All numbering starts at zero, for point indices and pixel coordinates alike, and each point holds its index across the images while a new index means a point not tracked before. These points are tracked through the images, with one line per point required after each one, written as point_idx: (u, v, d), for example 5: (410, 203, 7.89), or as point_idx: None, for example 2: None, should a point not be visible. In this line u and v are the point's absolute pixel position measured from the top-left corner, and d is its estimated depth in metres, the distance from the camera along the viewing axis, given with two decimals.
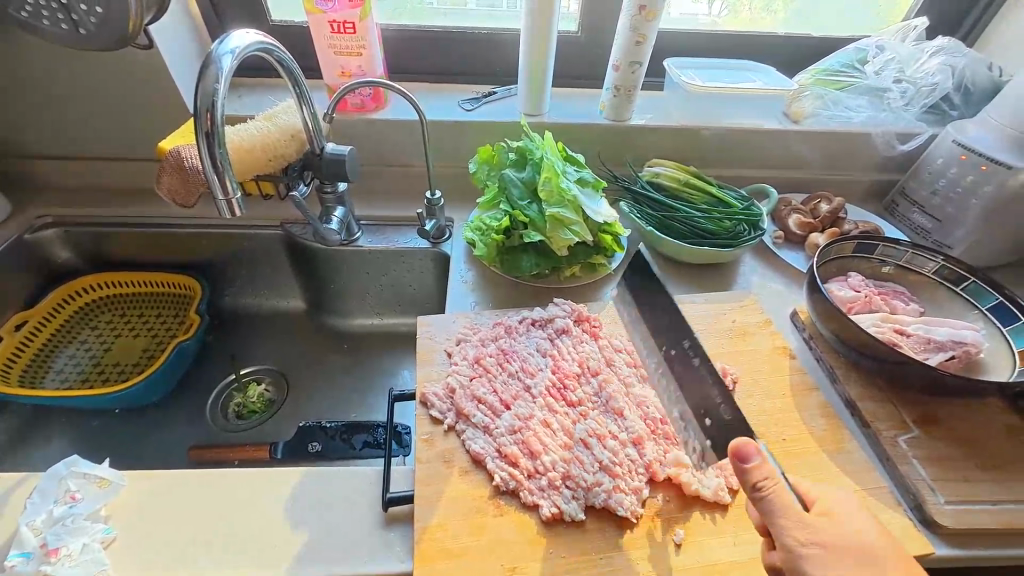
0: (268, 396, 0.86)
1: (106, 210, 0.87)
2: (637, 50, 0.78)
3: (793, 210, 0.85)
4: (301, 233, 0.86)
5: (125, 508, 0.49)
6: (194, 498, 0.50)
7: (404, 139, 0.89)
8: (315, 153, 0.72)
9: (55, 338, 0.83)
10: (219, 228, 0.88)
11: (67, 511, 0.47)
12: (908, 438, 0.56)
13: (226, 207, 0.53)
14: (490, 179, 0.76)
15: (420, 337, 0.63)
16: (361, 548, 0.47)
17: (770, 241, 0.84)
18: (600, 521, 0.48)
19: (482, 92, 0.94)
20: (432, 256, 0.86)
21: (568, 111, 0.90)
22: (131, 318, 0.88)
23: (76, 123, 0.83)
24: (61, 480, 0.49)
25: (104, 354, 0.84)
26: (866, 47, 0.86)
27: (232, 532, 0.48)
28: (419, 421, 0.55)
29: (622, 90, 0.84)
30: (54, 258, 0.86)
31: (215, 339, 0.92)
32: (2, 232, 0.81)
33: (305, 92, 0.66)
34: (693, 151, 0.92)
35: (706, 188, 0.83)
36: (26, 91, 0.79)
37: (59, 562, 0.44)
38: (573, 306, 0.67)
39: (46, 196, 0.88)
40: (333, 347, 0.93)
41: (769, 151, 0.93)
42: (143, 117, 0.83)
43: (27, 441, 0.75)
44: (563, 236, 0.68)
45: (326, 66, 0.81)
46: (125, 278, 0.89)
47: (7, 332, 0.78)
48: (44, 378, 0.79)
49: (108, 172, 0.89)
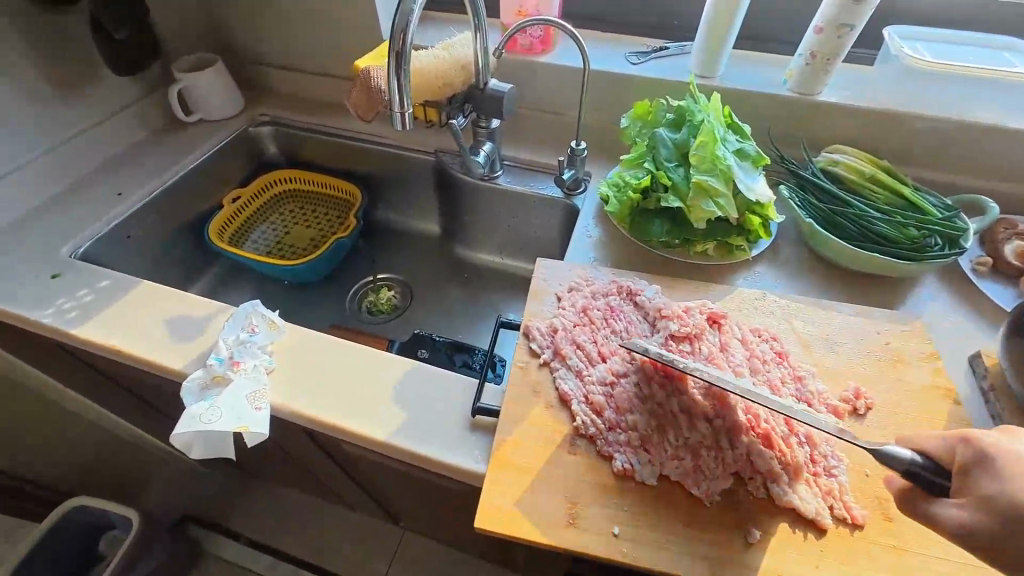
0: (394, 301, 0.98)
1: (305, 116, 1.04)
2: (853, 10, 0.67)
3: (1015, 235, 0.68)
4: (451, 163, 0.94)
5: (286, 349, 0.61)
6: (329, 360, 0.60)
7: (563, 87, 0.90)
8: (479, 87, 0.77)
9: (255, 215, 1.03)
10: (385, 147, 0.99)
11: (249, 337, 0.60)
12: None
13: (399, 119, 0.59)
14: (640, 136, 0.72)
15: (535, 277, 0.66)
16: (447, 439, 0.53)
17: (968, 266, 0.68)
18: (671, 492, 0.47)
19: (652, 45, 0.89)
20: (562, 207, 0.87)
21: (746, 76, 0.81)
22: (308, 212, 1.06)
23: (297, 39, 0.99)
24: (246, 314, 0.61)
25: (284, 235, 1.03)
26: None
27: (351, 395, 0.57)
28: (518, 349, 0.58)
29: (818, 58, 0.73)
30: (264, 151, 1.06)
31: (364, 244, 1.07)
32: (234, 123, 1.02)
33: (482, 24, 0.70)
34: (892, 142, 0.77)
35: (896, 186, 0.70)
36: (270, 8, 0.96)
37: (239, 372, 0.57)
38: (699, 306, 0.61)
39: (266, 99, 1.07)
40: (454, 274, 1.02)
41: (1002, 158, 0.74)
42: (347, 39, 0.96)
43: (226, 287, 0.98)
44: (705, 207, 0.63)
45: (504, 5, 0.84)
46: (309, 178, 1.06)
47: (227, 202, 0.99)
48: (244, 243, 1.00)
49: (312, 85, 1.05)
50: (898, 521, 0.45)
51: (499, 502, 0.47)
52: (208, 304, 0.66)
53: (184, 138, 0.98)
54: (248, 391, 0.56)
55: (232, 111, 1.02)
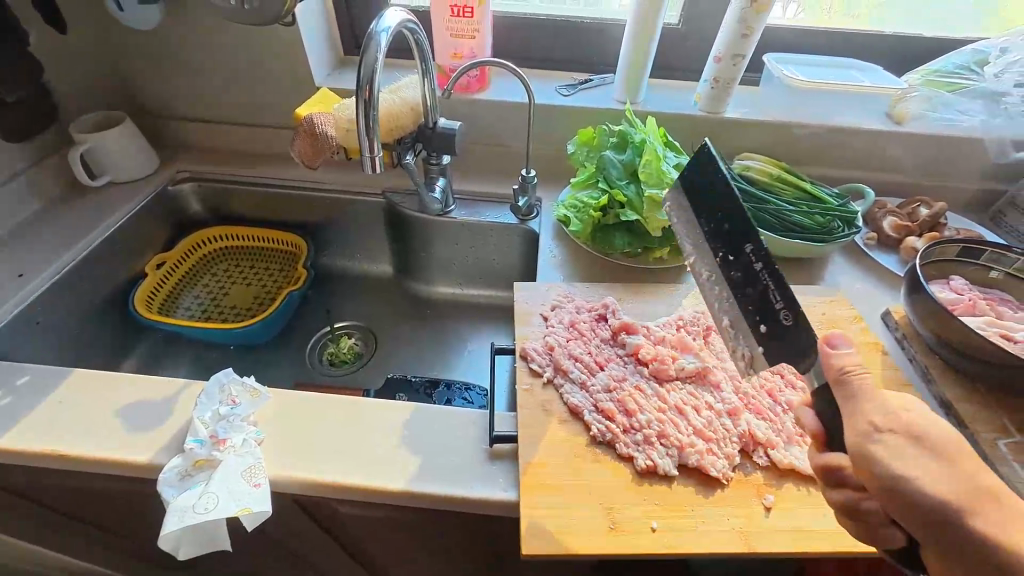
0: (357, 349, 0.94)
1: (233, 169, 0.98)
2: (742, 43, 0.79)
3: (888, 212, 0.84)
4: (401, 201, 0.93)
5: (270, 417, 0.56)
6: (322, 419, 0.57)
7: (501, 120, 0.95)
8: (428, 126, 0.79)
9: (184, 280, 0.94)
10: (327, 193, 0.96)
11: (230, 411, 0.54)
12: (1008, 441, 0.56)
13: (369, 163, 0.59)
14: (588, 160, 0.79)
15: (518, 301, 0.68)
16: (470, 475, 0.52)
17: (861, 241, 0.83)
18: (692, 479, 0.51)
19: (578, 79, 0.98)
20: (519, 232, 0.90)
21: (663, 101, 0.93)
22: (246, 268, 0.99)
23: (216, 91, 0.94)
24: (222, 386, 0.56)
25: (222, 297, 0.95)
26: (987, 49, 0.82)
27: (356, 451, 0.54)
28: (519, 372, 0.60)
29: (720, 82, 0.86)
30: (187, 210, 0.98)
31: (314, 294, 1.01)
32: (150, 183, 0.93)
33: (428, 68, 0.72)
34: (787, 148, 0.92)
35: (798, 183, 0.83)
36: (183, 62, 0.91)
37: (226, 450, 0.51)
38: (673, 317, 0.66)
39: (184, 154, 0.99)
40: (416, 311, 1.00)
41: (865, 153, 0.92)
42: (273, 88, 0.92)
43: (160, 364, 0.87)
44: (659, 217, 0.71)
45: (440, 48, 0.88)
46: (243, 233, 0.99)
47: (150, 269, 0.89)
48: (175, 312, 0.90)
49: (237, 136, 0.99)
50: None
51: (540, 525, 0.47)
52: (168, 383, 0.60)
53: (91, 206, 0.87)
54: (242, 468, 0.50)
55: (146, 172, 0.93)
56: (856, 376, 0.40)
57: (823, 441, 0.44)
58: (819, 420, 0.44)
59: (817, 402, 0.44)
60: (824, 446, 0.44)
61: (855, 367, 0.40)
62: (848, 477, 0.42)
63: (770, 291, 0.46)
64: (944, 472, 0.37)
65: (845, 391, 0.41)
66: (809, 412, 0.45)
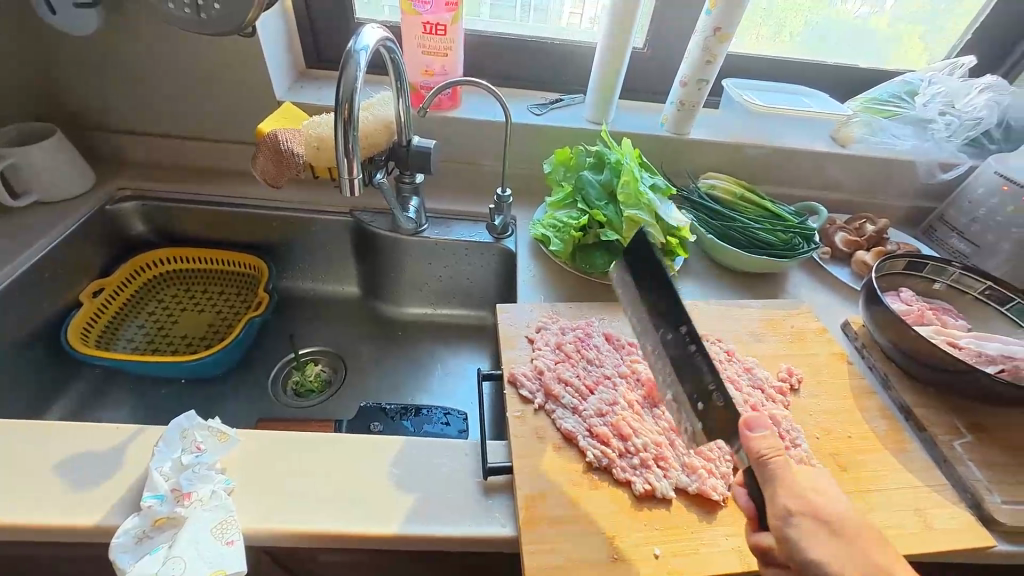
0: (324, 376, 0.88)
1: (182, 187, 0.90)
2: (705, 69, 0.83)
3: (838, 228, 0.90)
4: (370, 221, 0.90)
5: (239, 463, 0.52)
6: (300, 459, 0.53)
7: (473, 138, 0.94)
8: (402, 144, 0.76)
9: (126, 308, 0.85)
10: (290, 211, 0.91)
11: (195, 460, 0.49)
12: (961, 442, 0.61)
13: (348, 184, 0.60)
14: (565, 180, 0.81)
15: (502, 324, 0.67)
16: (465, 512, 0.50)
17: (817, 256, 0.89)
18: (691, 502, 0.51)
19: (549, 99, 0.99)
20: (496, 250, 0.89)
21: (631, 122, 0.96)
22: (198, 293, 0.91)
23: (163, 104, 0.87)
24: (184, 430, 0.51)
25: (170, 325, 0.86)
26: (914, 81, 0.90)
27: (341, 491, 0.50)
28: (509, 399, 0.58)
29: (686, 105, 0.89)
30: (129, 231, 0.89)
31: (275, 319, 0.95)
32: (85, 202, 0.84)
33: (404, 86, 0.70)
34: (747, 168, 0.97)
35: (760, 202, 0.87)
36: (125, 70, 0.83)
37: (192, 505, 0.46)
38: None
39: (127, 171, 0.91)
40: (386, 333, 0.96)
41: (815, 173, 0.98)
42: (228, 101, 0.87)
43: (97, 403, 0.78)
44: (638, 236, 0.72)
45: (411, 64, 0.86)
46: (195, 254, 0.91)
47: (86, 297, 0.80)
48: (116, 344, 0.81)
49: (187, 151, 0.92)
50: (849, 469, 0.57)
51: (543, 562, 0.45)
52: (117, 429, 0.53)
53: (13, 227, 0.78)
54: (210, 525, 0.45)
55: (80, 189, 0.84)
56: (772, 458, 0.42)
57: (753, 519, 0.44)
58: (753, 502, 0.44)
59: (751, 485, 0.44)
60: (757, 526, 0.44)
61: (771, 451, 0.42)
62: (777, 558, 0.42)
63: (710, 390, 0.47)
64: (849, 539, 0.40)
65: (764, 473, 0.42)
66: (744, 495, 0.45)
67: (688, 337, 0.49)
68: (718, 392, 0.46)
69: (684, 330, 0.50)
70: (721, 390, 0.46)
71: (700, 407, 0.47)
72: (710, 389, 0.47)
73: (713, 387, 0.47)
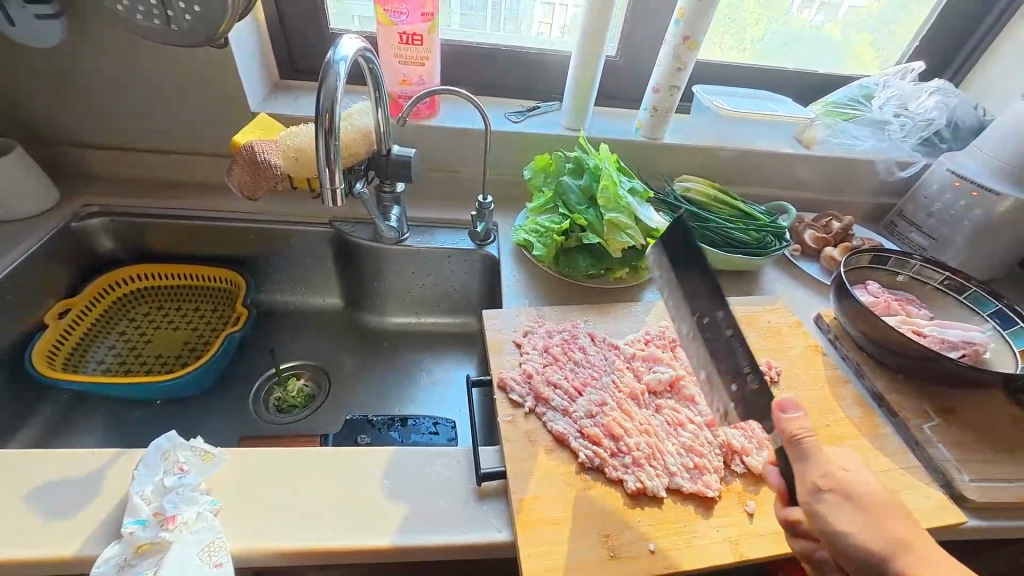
0: (308, 391, 0.86)
1: (153, 201, 0.88)
2: (676, 75, 0.86)
3: (807, 226, 0.94)
4: (351, 231, 0.89)
5: (224, 483, 0.50)
6: (290, 475, 0.51)
7: (452, 146, 0.95)
8: (382, 153, 0.75)
9: (95, 328, 0.82)
10: (267, 223, 0.89)
11: (178, 481, 0.48)
12: (931, 425, 0.64)
13: (331, 195, 0.60)
14: (546, 185, 0.83)
15: (489, 329, 0.67)
16: (460, 519, 0.50)
17: (789, 253, 0.92)
18: (684, 498, 0.52)
19: (526, 107, 1.01)
20: (479, 257, 0.89)
21: (607, 128, 0.98)
22: (172, 310, 0.88)
23: (132, 117, 0.84)
24: (166, 452, 0.49)
25: (143, 344, 0.83)
26: (871, 85, 0.96)
27: (334, 505, 0.49)
28: (499, 404, 0.59)
29: (659, 111, 0.92)
30: (98, 247, 0.86)
31: (255, 334, 0.92)
32: (50, 219, 0.81)
33: (382, 95, 0.70)
34: (720, 170, 1.01)
35: (733, 202, 0.90)
36: (90, 83, 0.80)
37: (177, 528, 0.45)
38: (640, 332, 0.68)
39: (94, 186, 0.88)
40: (370, 344, 0.94)
41: (783, 174, 1.03)
42: (199, 113, 0.85)
43: (66, 428, 0.74)
44: (619, 239, 0.74)
45: (388, 74, 0.86)
46: (169, 271, 0.89)
47: (52, 318, 0.77)
48: (85, 366, 0.78)
49: (157, 164, 0.89)
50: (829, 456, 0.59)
51: (540, 564, 0.45)
52: (93, 453, 0.51)
53: None
54: (198, 548, 0.44)
55: (43, 206, 0.81)
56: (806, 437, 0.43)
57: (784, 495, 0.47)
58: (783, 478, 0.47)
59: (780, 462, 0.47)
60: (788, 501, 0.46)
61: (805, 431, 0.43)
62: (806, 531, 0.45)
63: (743, 369, 0.48)
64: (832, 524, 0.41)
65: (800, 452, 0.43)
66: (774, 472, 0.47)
67: (723, 321, 0.51)
68: (753, 372, 0.47)
69: (719, 314, 0.51)
70: (756, 371, 0.47)
71: (735, 388, 0.48)
72: (743, 370, 0.48)
73: (748, 367, 0.47)
